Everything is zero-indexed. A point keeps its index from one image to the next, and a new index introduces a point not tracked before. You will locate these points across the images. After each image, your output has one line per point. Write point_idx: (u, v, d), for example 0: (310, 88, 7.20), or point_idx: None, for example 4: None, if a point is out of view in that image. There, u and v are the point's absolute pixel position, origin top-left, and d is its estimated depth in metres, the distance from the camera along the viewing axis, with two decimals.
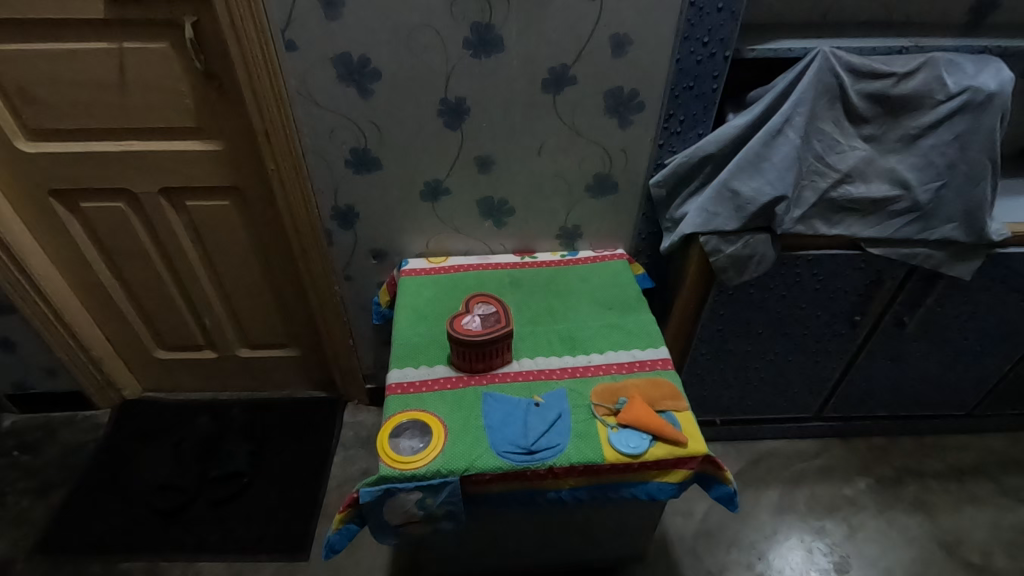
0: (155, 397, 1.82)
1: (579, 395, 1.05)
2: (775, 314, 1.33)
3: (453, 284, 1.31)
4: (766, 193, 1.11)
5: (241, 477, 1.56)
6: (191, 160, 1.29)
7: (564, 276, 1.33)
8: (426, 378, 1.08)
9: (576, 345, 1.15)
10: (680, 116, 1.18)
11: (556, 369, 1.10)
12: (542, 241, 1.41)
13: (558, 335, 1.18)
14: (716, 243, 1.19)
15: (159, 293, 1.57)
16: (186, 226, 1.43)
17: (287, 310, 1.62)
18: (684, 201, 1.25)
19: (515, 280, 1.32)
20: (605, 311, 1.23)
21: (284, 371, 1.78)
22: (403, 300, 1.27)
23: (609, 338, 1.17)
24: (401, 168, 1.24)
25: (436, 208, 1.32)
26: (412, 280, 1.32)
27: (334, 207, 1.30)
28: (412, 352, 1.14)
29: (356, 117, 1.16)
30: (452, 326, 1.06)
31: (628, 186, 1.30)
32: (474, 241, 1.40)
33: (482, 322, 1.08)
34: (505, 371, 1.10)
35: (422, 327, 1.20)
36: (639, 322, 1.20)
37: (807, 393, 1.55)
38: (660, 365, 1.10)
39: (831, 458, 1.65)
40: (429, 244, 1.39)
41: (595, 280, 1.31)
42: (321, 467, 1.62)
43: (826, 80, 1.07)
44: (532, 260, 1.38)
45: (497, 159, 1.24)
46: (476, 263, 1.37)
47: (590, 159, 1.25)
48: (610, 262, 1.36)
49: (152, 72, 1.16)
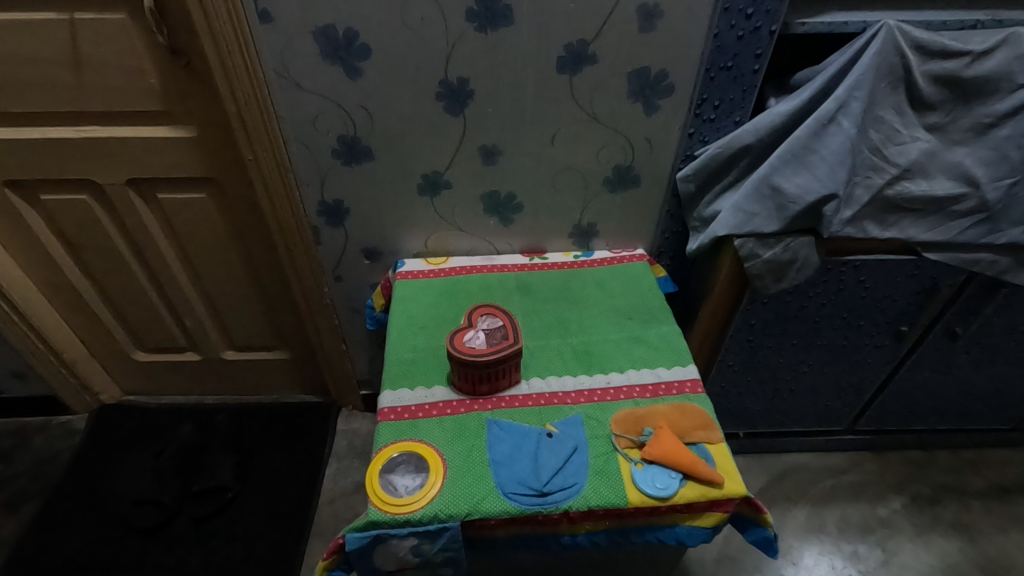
0: (136, 400, 1.70)
1: (597, 424, 0.92)
2: (813, 324, 1.19)
3: (454, 290, 1.17)
4: (813, 191, 0.97)
5: (226, 492, 1.45)
6: (160, 148, 1.14)
7: (578, 280, 1.19)
8: (423, 402, 0.95)
9: (593, 363, 1.02)
10: (714, 101, 1.03)
11: (571, 391, 0.97)
12: (553, 240, 1.26)
13: (572, 351, 1.04)
14: (753, 247, 1.05)
15: (135, 292, 1.44)
16: (159, 221, 1.30)
17: (274, 312, 1.49)
18: (716, 198, 1.10)
19: (524, 285, 1.18)
20: (626, 322, 1.10)
21: (273, 374, 1.66)
22: (398, 308, 1.13)
23: (630, 355, 1.03)
24: (395, 159, 1.10)
25: (436, 203, 1.18)
26: (409, 284, 1.18)
27: (321, 202, 1.16)
28: (407, 370, 1.00)
29: (343, 101, 1.01)
30: (453, 343, 0.93)
31: (651, 180, 1.16)
32: (478, 240, 1.26)
33: (488, 338, 0.94)
34: (512, 393, 0.97)
35: (419, 340, 1.06)
36: (664, 336, 1.07)
37: (840, 406, 1.42)
38: (689, 387, 0.97)
39: (862, 474, 1.53)
40: (428, 243, 1.25)
41: (613, 285, 1.18)
42: (313, 480, 1.51)
43: (889, 60, 0.91)
44: (543, 262, 1.25)
45: (505, 149, 1.09)
46: (480, 265, 1.23)
47: (609, 151, 1.11)
48: (629, 263, 1.23)
49: (109, 47, 1.01)
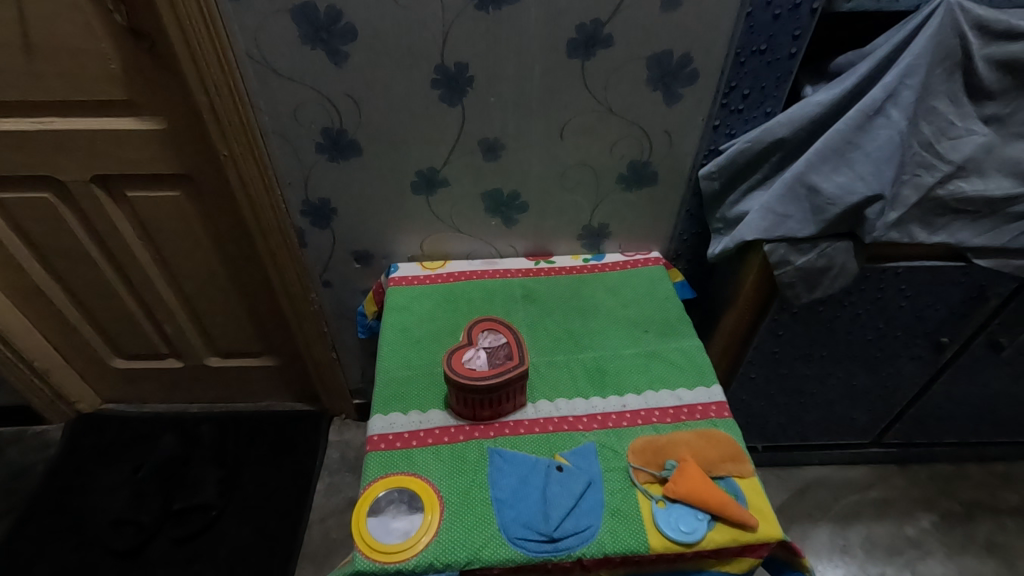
0: (116, 409, 1.60)
1: (612, 455, 0.82)
2: (845, 335, 1.09)
3: (452, 298, 1.07)
4: (855, 191, 0.86)
5: (209, 510, 1.35)
6: (127, 142, 1.03)
7: (589, 288, 1.09)
8: (418, 429, 0.85)
9: (607, 383, 0.92)
10: (744, 89, 0.92)
11: (582, 416, 0.87)
12: (560, 242, 1.16)
13: (584, 369, 0.94)
14: (785, 253, 0.94)
15: (109, 296, 1.34)
16: (131, 221, 1.19)
17: (259, 318, 1.38)
18: (742, 197, 0.99)
19: (529, 293, 1.08)
20: (642, 336, 0.99)
21: (260, 382, 1.56)
22: (390, 319, 1.03)
23: (647, 374, 0.93)
24: (386, 154, 0.99)
25: (432, 203, 1.07)
26: (402, 292, 1.08)
27: (305, 202, 1.06)
28: (400, 391, 0.90)
29: (326, 89, 0.90)
30: (452, 366, 0.82)
31: (669, 177, 1.05)
32: (478, 242, 1.15)
33: (491, 358, 0.84)
34: (517, 419, 0.86)
35: (414, 356, 0.96)
36: (684, 352, 0.96)
37: (868, 419, 1.33)
38: (714, 412, 0.87)
39: (888, 490, 1.43)
40: (423, 246, 1.15)
41: (627, 293, 1.07)
42: (303, 497, 1.42)
43: (946, 43, 0.80)
44: (549, 266, 1.14)
45: (508, 142, 0.98)
46: (481, 270, 1.13)
47: (624, 145, 1.00)
48: (644, 268, 1.12)
49: (62, 28, 0.90)
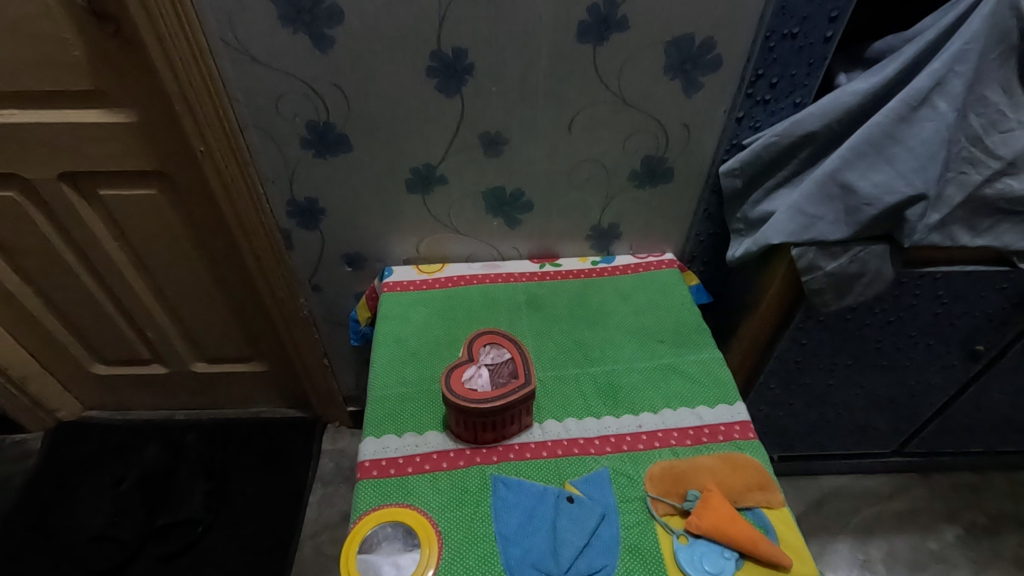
0: (99, 417, 1.52)
1: (628, 483, 0.74)
2: (874, 343, 1.01)
3: (451, 305, 0.99)
4: (895, 190, 0.78)
5: (196, 526, 1.29)
6: (95, 136, 0.94)
7: (598, 293, 1.01)
8: (414, 454, 0.77)
9: (620, 401, 0.84)
10: (772, 77, 0.83)
11: (594, 439, 0.79)
12: (567, 244, 1.07)
13: (595, 384, 0.86)
14: (814, 258, 0.86)
15: (85, 300, 1.26)
16: (105, 221, 1.10)
17: (246, 324, 1.30)
18: (766, 196, 0.91)
19: (534, 299, 1.00)
20: (657, 347, 0.92)
21: (250, 388, 1.48)
22: (384, 329, 0.95)
23: (664, 390, 0.85)
24: (379, 150, 0.90)
25: (429, 202, 0.98)
26: (397, 298, 1.00)
27: (290, 201, 0.97)
28: (394, 411, 0.83)
29: (311, 78, 0.81)
30: (450, 385, 0.75)
31: (686, 173, 0.96)
32: (479, 243, 1.07)
33: (494, 378, 0.77)
34: (522, 441, 0.79)
35: (409, 370, 0.88)
36: (703, 365, 0.89)
37: (891, 429, 1.26)
38: (737, 433, 0.80)
39: (910, 501, 1.37)
40: (420, 248, 1.06)
41: (640, 299, 1.00)
42: (295, 511, 1.35)
43: (1004, 24, 0.71)
44: (555, 270, 1.06)
45: (512, 136, 0.90)
46: (482, 274, 1.05)
47: (638, 138, 0.91)
48: (657, 272, 1.04)
49: (16, 10, 0.80)
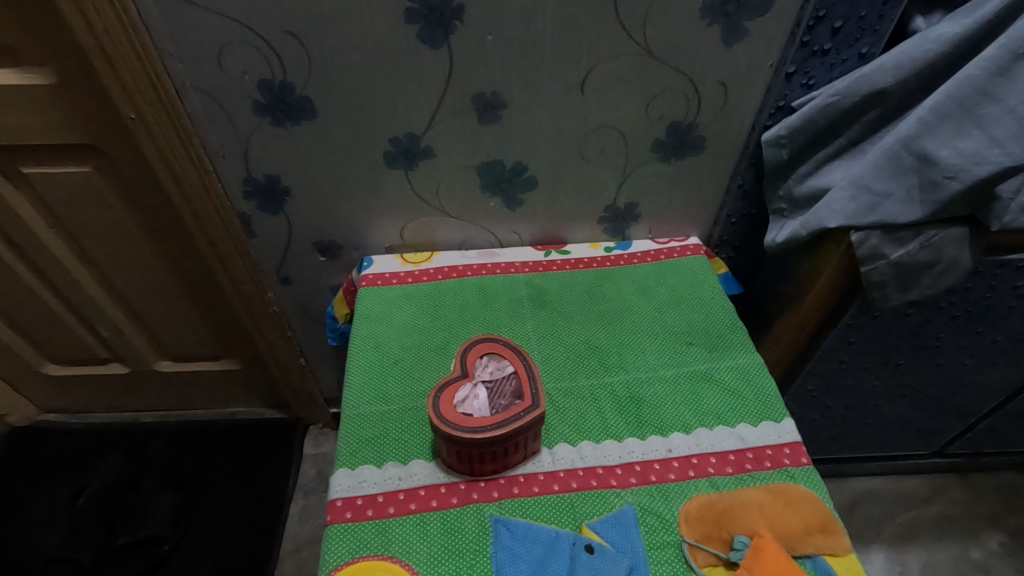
0: (56, 420, 1.38)
1: (657, 524, 0.61)
2: (933, 341, 0.87)
3: (441, 302, 0.84)
4: (988, 160, 0.63)
5: (162, 544, 1.15)
6: (3, 103, 0.77)
7: (613, 286, 0.86)
8: (396, 490, 0.63)
9: (644, 419, 0.70)
10: (835, 20, 0.67)
11: (615, 468, 0.66)
12: (576, 227, 0.92)
13: (614, 399, 0.72)
14: (878, 244, 0.71)
15: (24, 295, 1.10)
16: (34, 204, 0.94)
17: (211, 320, 1.15)
18: (817, 169, 0.76)
19: (538, 294, 0.85)
20: (685, 351, 0.77)
21: (221, 388, 1.33)
22: (361, 331, 0.80)
23: (697, 404, 0.72)
24: (351, 117, 0.74)
25: (413, 179, 0.83)
26: (378, 293, 0.85)
27: (246, 180, 0.81)
28: (374, 434, 0.68)
29: (260, 26, 0.65)
30: (441, 412, 0.60)
31: (720, 143, 0.81)
32: (473, 227, 0.91)
33: (493, 399, 0.62)
34: (528, 472, 0.65)
35: (392, 382, 0.74)
36: (740, 372, 0.75)
37: (935, 430, 1.13)
38: (788, 458, 0.66)
39: (949, 505, 1.25)
40: (404, 234, 0.91)
41: (662, 293, 0.85)
42: (273, 525, 1.22)
43: None
44: (562, 258, 0.91)
45: (512, 98, 0.74)
46: (478, 263, 0.89)
47: (664, 100, 0.75)
48: (682, 261, 0.90)
49: None
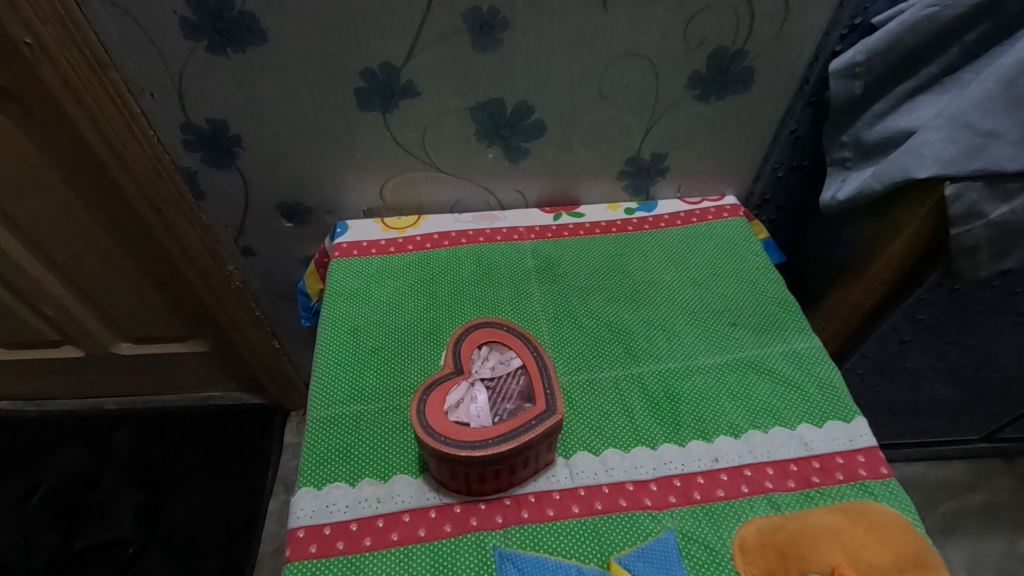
0: (10, 407, 1.24)
1: (706, 558, 0.48)
2: (1013, 317, 0.74)
3: (430, 276, 0.69)
4: None
5: (125, 547, 1.03)
6: None
7: (637, 255, 0.72)
8: (373, 516, 0.50)
9: (684, 420, 0.57)
10: None
11: (649, 483, 0.52)
12: (591, 185, 0.77)
13: (644, 395, 0.58)
14: (978, 200, 0.56)
15: None
16: None
17: (170, 299, 1.00)
18: (897, 107, 0.61)
19: (547, 265, 0.70)
20: (728, 334, 0.64)
21: (191, 372, 1.20)
22: (333, 313, 0.66)
23: (745, 401, 0.58)
24: (310, 43, 0.58)
25: (392, 125, 0.67)
26: (354, 265, 0.70)
27: (186, 127, 0.65)
28: (347, 443, 0.55)
29: None
30: (431, 421, 0.46)
31: (772, 77, 0.65)
32: (468, 185, 0.76)
33: (495, 402, 0.48)
34: (541, 490, 0.52)
35: (370, 374, 0.60)
36: (797, 360, 0.61)
37: (989, 415, 1.00)
38: (863, 468, 0.53)
39: (994, 493, 1.14)
40: (386, 194, 0.76)
41: (696, 263, 0.71)
42: (250, 523, 1.10)
43: None
44: (575, 221, 0.76)
45: (514, 16, 0.58)
46: (475, 229, 0.75)
47: (709, 18, 0.59)
48: (717, 224, 0.76)
49: None
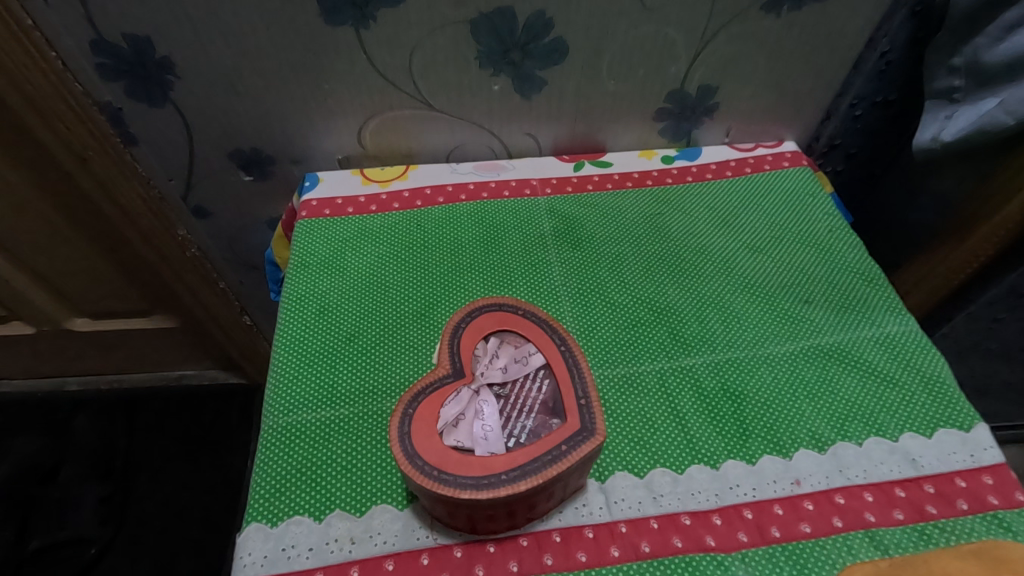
0: None
1: None
2: None
3: (421, 241, 0.55)
4: None
5: (87, 547, 0.92)
6: None
7: (680, 215, 0.58)
8: (346, 562, 0.38)
9: (751, 429, 0.44)
10: None
11: (712, 516, 0.40)
12: (620, 127, 0.62)
13: (699, 395, 0.45)
14: None
15: None
16: None
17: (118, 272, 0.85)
18: None
19: (569, 227, 0.56)
20: (800, 315, 0.50)
21: (156, 351, 1.06)
22: (297, 289, 0.52)
23: (830, 402, 0.45)
24: None
25: (370, 47, 0.52)
26: (326, 228, 0.56)
27: (100, 46, 0.50)
28: (312, 461, 0.42)
29: None
30: (422, 448, 0.33)
31: None
32: (467, 127, 0.61)
33: (510, 418, 0.35)
34: (568, 525, 0.39)
35: (343, 369, 0.46)
36: (891, 348, 0.48)
37: None
38: (994, 495, 0.40)
39: None
40: (366, 138, 0.61)
41: (754, 225, 0.57)
42: (228, 517, 0.99)
43: None
44: (601, 172, 0.61)
45: None
46: (477, 182, 0.60)
47: None
48: (777, 176, 0.61)
49: None
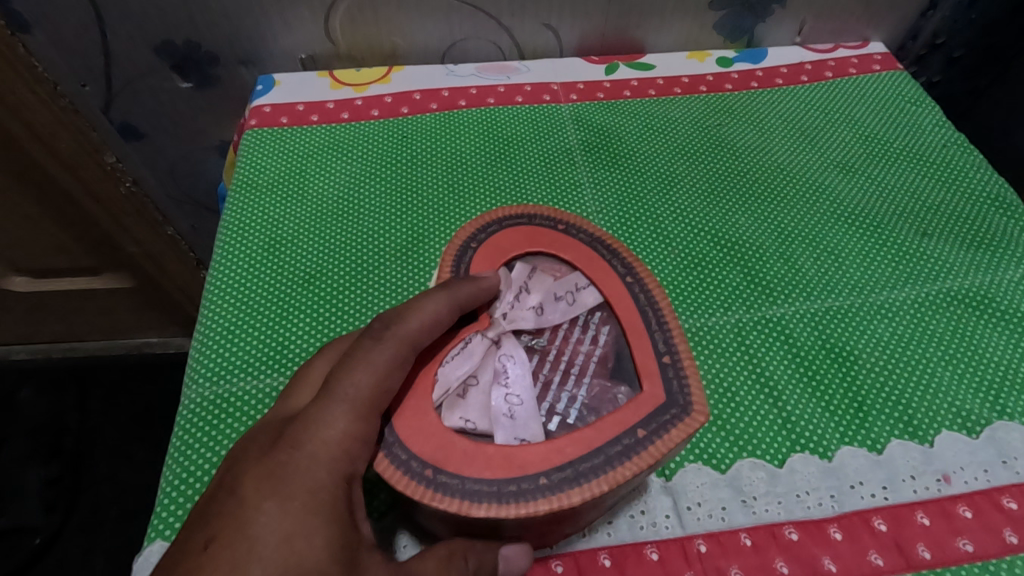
0: None
1: None
2: None
3: (411, 157, 0.42)
4: None
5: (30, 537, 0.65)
6: None
7: (747, 126, 0.44)
8: None
9: (870, 401, 0.31)
10: None
11: (828, 528, 0.27)
12: (665, 18, 0.48)
13: (793, 356, 0.33)
14: None
15: None
16: None
17: (27, 228, 0.60)
18: None
19: (602, 140, 0.43)
20: (918, 250, 0.37)
21: None
22: (242, 215, 0.38)
23: (974, 365, 0.32)
24: None
25: None
26: (282, 139, 0.43)
27: None
28: None
29: None
30: (407, 435, 0.21)
31: None
32: (467, 14, 0.46)
33: (550, 384, 0.23)
34: (620, 543, 0.27)
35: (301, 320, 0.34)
36: None
37: None
38: None
39: None
40: (334, 29, 0.47)
41: (844, 139, 0.44)
42: None
43: None
44: (641, 76, 0.47)
45: None
46: (482, 86, 0.46)
47: None
48: (868, 80, 0.47)
49: None
